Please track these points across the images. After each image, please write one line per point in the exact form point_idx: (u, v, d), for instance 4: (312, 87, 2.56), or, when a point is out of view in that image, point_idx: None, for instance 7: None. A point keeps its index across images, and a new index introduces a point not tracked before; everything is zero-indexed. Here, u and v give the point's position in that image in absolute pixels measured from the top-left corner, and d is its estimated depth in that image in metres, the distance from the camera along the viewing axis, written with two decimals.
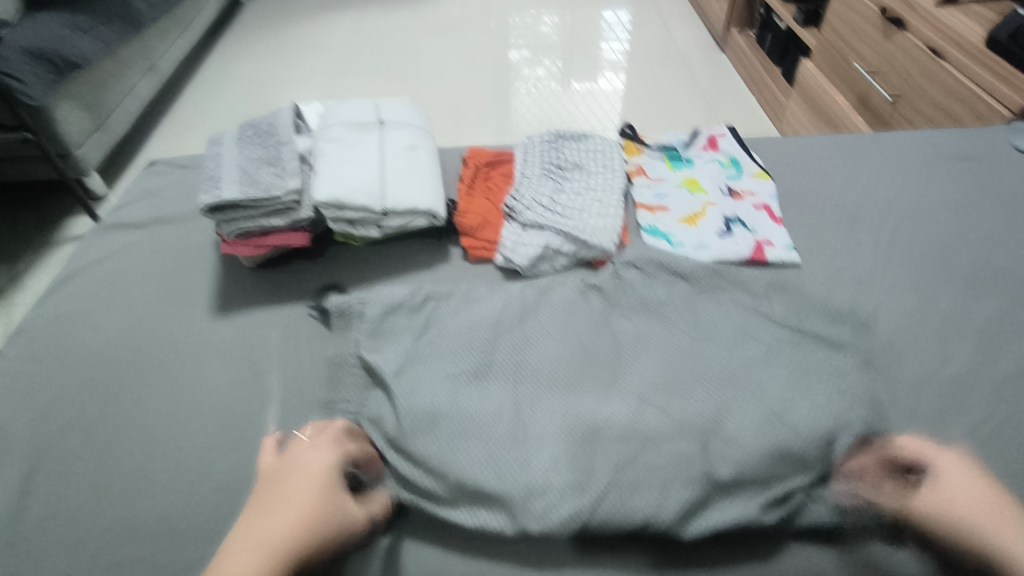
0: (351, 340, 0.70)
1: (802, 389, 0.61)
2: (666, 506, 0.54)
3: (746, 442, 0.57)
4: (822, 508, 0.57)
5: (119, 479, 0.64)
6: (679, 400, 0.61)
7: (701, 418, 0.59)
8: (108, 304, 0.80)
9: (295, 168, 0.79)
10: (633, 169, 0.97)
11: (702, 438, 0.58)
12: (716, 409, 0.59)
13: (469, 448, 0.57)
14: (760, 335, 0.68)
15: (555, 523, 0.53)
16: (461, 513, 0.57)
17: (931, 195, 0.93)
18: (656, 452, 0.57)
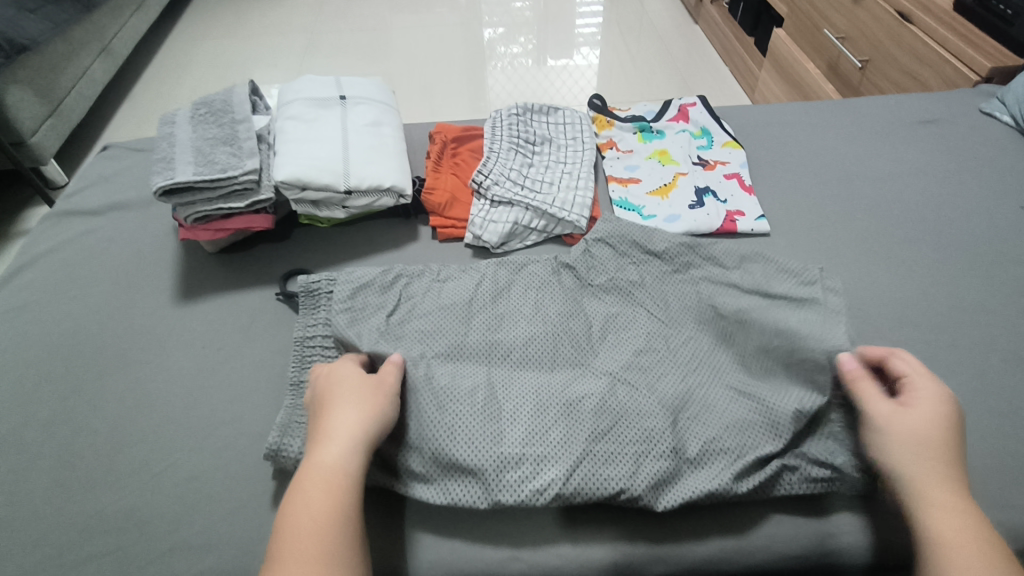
0: (316, 323, 0.68)
1: (770, 363, 0.62)
2: (639, 477, 0.53)
3: (715, 417, 0.58)
4: (795, 480, 0.56)
5: (82, 473, 0.62)
6: (650, 378, 0.61)
7: (671, 395, 0.59)
8: (63, 294, 0.77)
9: (252, 148, 0.77)
10: (603, 142, 0.96)
11: (673, 413, 0.58)
12: (685, 389, 0.60)
13: (444, 421, 0.56)
14: (730, 301, 0.67)
15: (528, 495, 0.53)
16: (430, 489, 0.55)
17: (900, 160, 0.94)
18: (630, 424, 0.56)
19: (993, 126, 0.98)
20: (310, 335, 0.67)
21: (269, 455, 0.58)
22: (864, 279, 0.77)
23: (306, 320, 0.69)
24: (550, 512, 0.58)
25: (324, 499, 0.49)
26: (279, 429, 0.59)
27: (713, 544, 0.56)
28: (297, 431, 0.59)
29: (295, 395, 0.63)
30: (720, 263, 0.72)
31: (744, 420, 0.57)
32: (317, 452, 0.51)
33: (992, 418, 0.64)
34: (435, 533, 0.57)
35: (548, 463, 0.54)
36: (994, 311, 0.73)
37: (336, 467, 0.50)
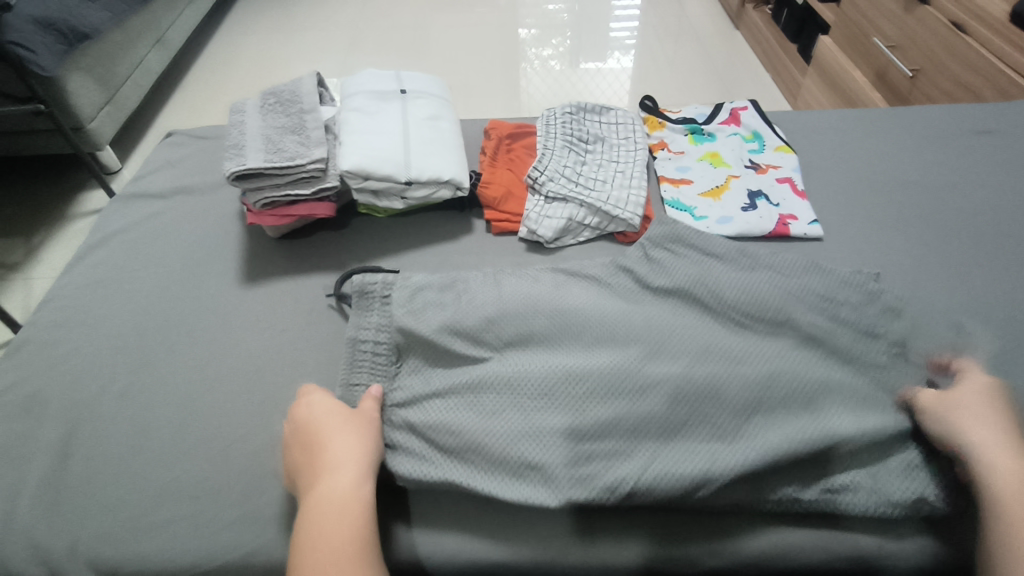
0: (373, 320, 0.69)
1: (843, 377, 0.62)
2: (715, 474, 0.55)
3: (781, 424, 0.57)
4: (862, 498, 0.57)
5: (153, 443, 0.64)
6: (723, 368, 0.60)
7: (743, 390, 0.59)
8: (134, 272, 0.81)
9: (319, 137, 0.79)
10: (655, 143, 0.97)
11: (744, 412, 0.58)
12: (759, 383, 0.59)
13: (509, 421, 0.59)
14: (803, 318, 0.65)
15: (601, 491, 0.55)
16: (498, 485, 0.57)
17: (955, 171, 0.93)
18: (694, 425, 0.58)
19: None
20: (363, 336, 0.68)
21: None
22: (918, 288, 0.77)
23: (359, 321, 0.70)
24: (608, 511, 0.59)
25: (341, 531, 0.52)
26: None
27: (764, 540, 0.58)
28: None
29: (345, 398, 0.65)
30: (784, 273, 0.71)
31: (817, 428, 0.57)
32: (320, 481, 0.55)
33: None
34: (486, 513, 0.60)
35: (622, 459, 0.56)
36: None
37: (350, 498, 0.54)
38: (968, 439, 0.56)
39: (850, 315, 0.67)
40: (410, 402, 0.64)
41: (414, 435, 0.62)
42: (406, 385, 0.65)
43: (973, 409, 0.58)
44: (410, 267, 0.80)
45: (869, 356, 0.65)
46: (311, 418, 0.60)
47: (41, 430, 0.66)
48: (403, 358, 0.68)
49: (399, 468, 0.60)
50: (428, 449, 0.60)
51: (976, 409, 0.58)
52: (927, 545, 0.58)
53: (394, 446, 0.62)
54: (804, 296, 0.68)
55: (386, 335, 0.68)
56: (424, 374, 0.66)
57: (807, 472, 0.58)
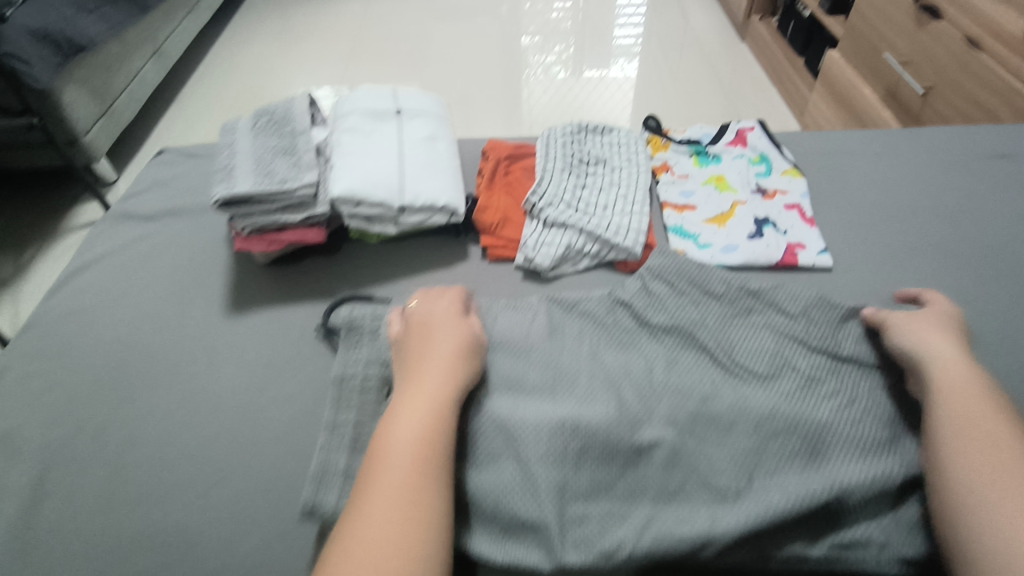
0: (361, 355, 0.65)
1: (850, 421, 0.59)
2: (716, 533, 0.52)
3: (783, 483, 0.55)
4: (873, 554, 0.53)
5: (132, 485, 0.62)
6: (716, 437, 0.59)
7: (742, 454, 0.58)
8: (118, 299, 0.78)
9: (311, 160, 0.76)
10: (658, 165, 0.94)
11: (743, 474, 0.57)
12: (755, 446, 0.58)
13: (509, 474, 0.56)
14: (801, 364, 0.64)
15: (599, 553, 0.52)
16: (488, 545, 0.54)
17: (971, 197, 0.89)
18: (690, 487, 0.56)
19: None
20: (350, 373, 0.64)
21: (314, 481, 0.56)
22: None
23: (346, 357, 0.66)
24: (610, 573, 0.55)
25: (425, 419, 0.53)
26: (315, 481, 0.56)
27: None
28: (332, 483, 0.56)
29: (328, 438, 0.60)
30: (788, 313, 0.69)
31: (822, 482, 0.54)
32: (415, 390, 0.55)
33: None
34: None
35: (619, 522, 0.54)
36: None
37: (441, 393, 0.55)
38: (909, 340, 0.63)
39: (855, 352, 0.65)
40: None
41: None
42: None
43: (927, 340, 0.62)
44: (403, 296, 0.77)
45: (874, 395, 0.62)
46: (423, 334, 0.61)
47: (13, 471, 0.63)
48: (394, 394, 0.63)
49: None
50: None
51: (927, 324, 0.64)
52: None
53: None
54: (808, 339, 0.67)
55: (375, 370, 0.64)
56: None
57: (817, 528, 0.55)
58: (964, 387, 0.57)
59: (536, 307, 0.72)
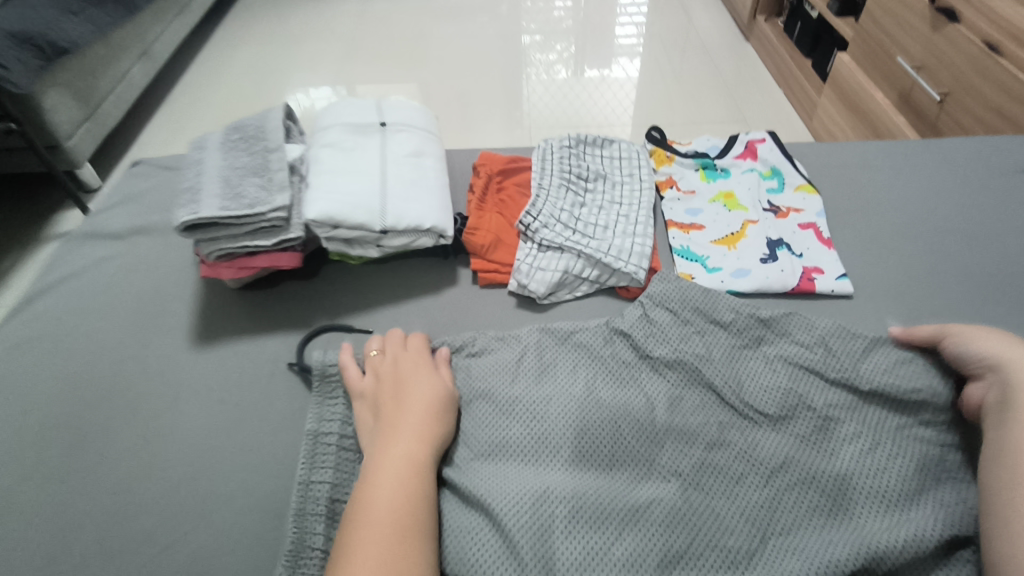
0: (337, 407, 0.60)
1: (871, 471, 0.54)
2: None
3: (801, 549, 0.50)
4: None
5: (79, 544, 0.55)
6: (723, 490, 0.54)
7: (753, 514, 0.52)
8: (77, 328, 0.72)
9: (283, 180, 0.70)
10: (662, 180, 0.87)
11: (756, 535, 0.51)
12: (768, 503, 0.53)
13: (489, 546, 0.49)
14: (818, 403, 0.59)
15: None
16: None
17: (998, 214, 0.83)
18: (698, 549, 0.50)
19: None
20: (325, 429, 0.58)
21: (289, 559, 0.51)
22: None
23: (321, 410, 0.60)
24: None
25: (401, 486, 0.49)
26: (291, 560, 0.51)
27: None
28: (310, 562, 0.51)
29: (301, 503, 0.54)
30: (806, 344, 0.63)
31: (844, 546, 0.48)
32: (390, 444, 0.52)
33: None
34: None
35: None
36: None
37: (417, 458, 0.51)
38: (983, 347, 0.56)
39: (877, 383, 0.59)
40: None
41: None
42: None
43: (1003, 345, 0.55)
44: (386, 327, 0.71)
45: (903, 436, 0.56)
46: (393, 386, 0.58)
47: None
48: None
49: None
50: None
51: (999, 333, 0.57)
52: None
53: None
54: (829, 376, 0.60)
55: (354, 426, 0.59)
56: None
57: None
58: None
59: (525, 338, 0.66)
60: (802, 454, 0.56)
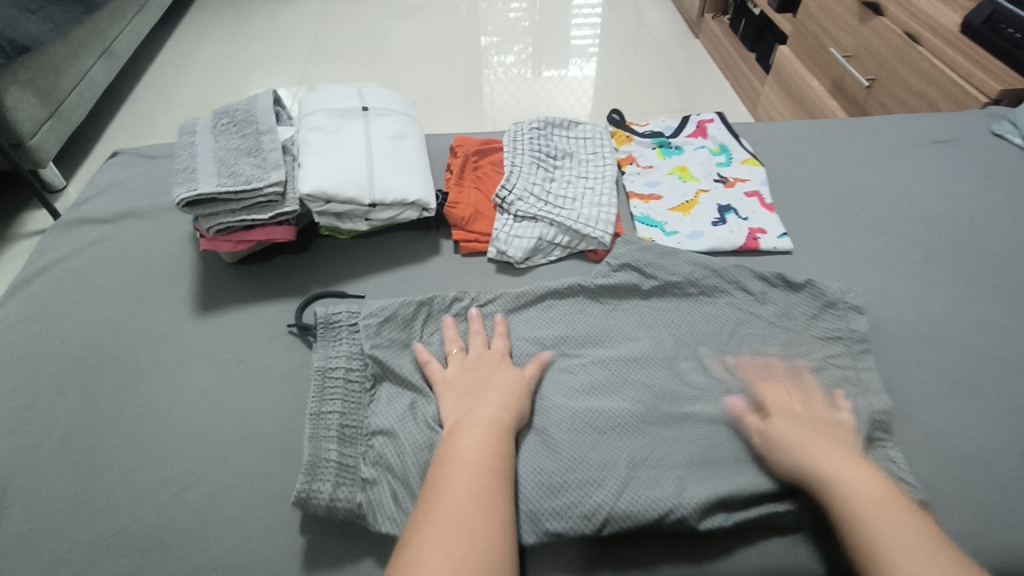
0: (341, 351, 0.64)
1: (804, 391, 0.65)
2: (685, 496, 0.56)
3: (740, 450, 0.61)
4: None
5: (102, 489, 0.60)
6: (682, 405, 0.64)
7: (703, 432, 0.62)
8: (77, 305, 0.76)
9: (277, 159, 0.75)
10: (623, 157, 0.96)
11: (709, 442, 0.61)
12: (718, 418, 0.63)
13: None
14: (756, 348, 0.69)
15: (579, 521, 0.55)
16: None
17: (917, 181, 0.94)
18: (659, 453, 0.60)
19: (1005, 149, 0.99)
20: (333, 365, 0.63)
21: (306, 472, 0.55)
22: (886, 300, 0.78)
23: (326, 352, 0.65)
24: (604, 545, 0.58)
25: (486, 444, 0.53)
26: (309, 472, 0.55)
27: (747, 561, 0.57)
28: (326, 474, 0.55)
29: (314, 428, 0.58)
30: (748, 306, 0.73)
31: None
32: (477, 407, 0.57)
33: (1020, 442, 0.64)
34: None
35: (598, 488, 0.57)
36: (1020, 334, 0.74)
37: (493, 417, 0.56)
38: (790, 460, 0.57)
39: (809, 329, 0.72)
40: (385, 432, 0.59)
41: (382, 469, 0.56)
42: (382, 412, 0.60)
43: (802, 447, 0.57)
44: (376, 293, 0.77)
45: (826, 365, 0.68)
46: (479, 372, 0.62)
47: None
48: (377, 387, 0.63)
49: (378, 523, 0.54)
50: (398, 486, 0.56)
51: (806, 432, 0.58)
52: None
53: (367, 484, 0.56)
54: (740, 328, 0.71)
55: (359, 363, 0.63)
56: (396, 400, 0.61)
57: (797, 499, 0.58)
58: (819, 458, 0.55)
59: (500, 300, 0.73)
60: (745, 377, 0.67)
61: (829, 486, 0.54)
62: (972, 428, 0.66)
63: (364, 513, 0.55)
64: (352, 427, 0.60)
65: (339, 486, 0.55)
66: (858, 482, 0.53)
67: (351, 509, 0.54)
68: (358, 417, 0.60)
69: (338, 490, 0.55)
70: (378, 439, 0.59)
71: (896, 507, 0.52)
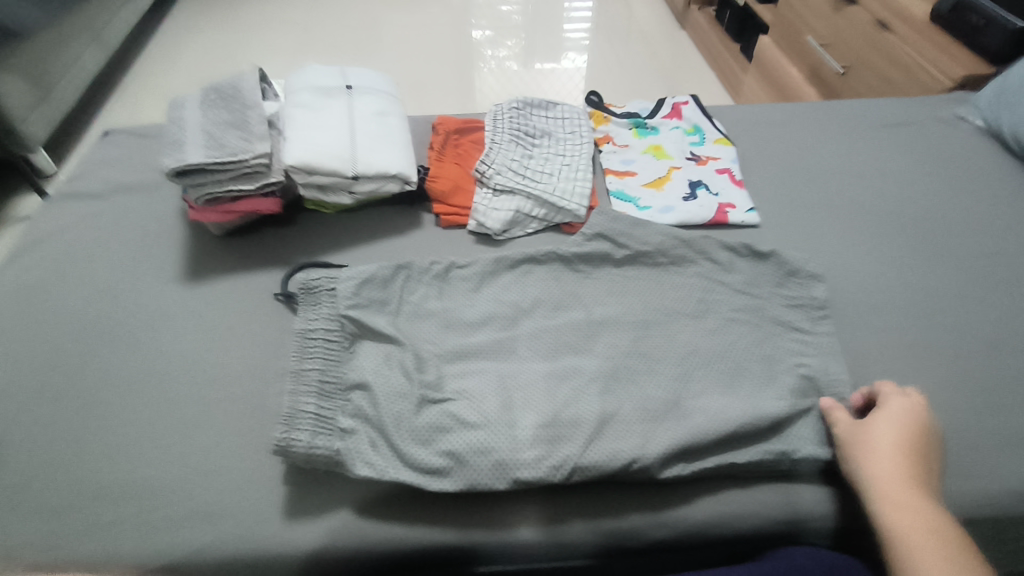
0: (320, 315, 0.68)
1: (766, 351, 0.69)
2: (648, 448, 0.59)
3: (702, 404, 0.64)
4: (809, 447, 0.62)
5: (97, 444, 0.63)
6: (647, 368, 0.67)
7: (665, 389, 0.65)
8: (71, 274, 0.78)
9: (263, 132, 0.79)
10: (600, 137, 0.99)
11: (674, 399, 0.64)
12: (680, 378, 0.66)
13: (459, 421, 0.60)
14: (721, 312, 0.73)
15: (548, 471, 0.58)
16: (475, 469, 0.58)
17: (884, 161, 0.98)
18: (625, 409, 0.63)
19: (968, 130, 1.03)
20: (312, 327, 0.67)
21: (284, 422, 0.59)
22: (848, 271, 0.81)
23: (306, 315, 0.68)
24: (576, 496, 0.61)
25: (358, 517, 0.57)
26: (286, 422, 0.59)
27: (707, 509, 0.61)
28: (304, 423, 0.59)
29: (294, 383, 0.62)
30: (715, 273, 0.77)
31: (738, 402, 0.64)
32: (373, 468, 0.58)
33: (967, 400, 0.68)
34: (460, 508, 0.60)
35: (565, 442, 0.60)
36: (970, 302, 0.78)
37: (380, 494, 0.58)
38: (860, 462, 0.58)
39: (774, 298, 0.75)
40: (362, 386, 0.63)
41: (361, 420, 0.61)
42: (359, 367, 0.64)
43: (873, 453, 0.57)
44: (359, 262, 0.80)
45: (782, 324, 0.73)
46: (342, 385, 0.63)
47: None
48: (356, 345, 0.67)
49: (357, 468, 0.58)
50: (374, 434, 0.60)
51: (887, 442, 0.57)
52: (841, 508, 0.62)
53: (345, 432, 0.60)
54: (705, 292, 0.75)
55: (338, 324, 0.67)
56: (372, 354, 0.65)
57: (756, 454, 0.61)
58: (888, 470, 0.55)
59: (477, 266, 0.76)
60: (708, 342, 0.70)
61: (880, 494, 0.55)
62: (923, 387, 0.69)
63: (342, 459, 0.59)
64: (334, 384, 0.63)
65: (316, 436, 0.59)
66: (911, 502, 0.53)
67: (329, 458, 0.58)
68: (339, 375, 0.64)
69: (315, 440, 0.58)
70: (356, 394, 0.62)
71: (937, 529, 0.51)
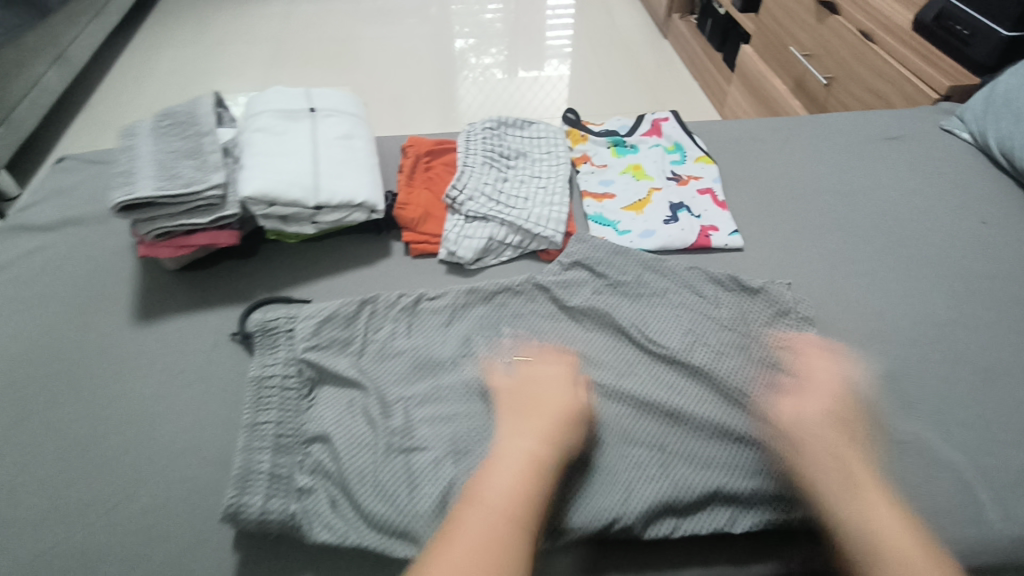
0: (276, 359, 0.64)
1: (760, 381, 0.65)
2: (630, 505, 0.56)
3: (691, 455, 0.60)
4: None
5: (35, 506, 0.58)
6: (633, 409, 0.63)
7: (653, 435, 0.61)
8: (14, 315, 0.73)
9: (217, 162, 0.75)
10: (577, 156, 0.96)
11: (660, 448, 0.60)
12: (668, 422, 0.62)
13: (423, 474, 0.55)
14: (710, 340, 0.68)
15: None
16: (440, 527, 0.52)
17: (870, 178, 0.95)
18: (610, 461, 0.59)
19: (955, 144, 1.00)
20: (269, 372, 0.63)
21: (237, 484, 0.55)
22: (836, 297, 0.78)
23: (263, 359, 0.64)
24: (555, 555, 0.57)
25: (507, 489, 0.48)
26: (238, 484, 0.54)
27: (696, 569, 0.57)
28: (258, 485, 0.55)
29: (249, 439, 0.58)
30: (699, 303, 0.73)
31: (730, 455, 0.60)
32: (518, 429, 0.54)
33: (963, 433, 0.65)
34: None
35: None
36: (964, 328, 0.75)
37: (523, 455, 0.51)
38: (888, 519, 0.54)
39: (762, 330, 0.71)
40: (321, 438, 0.59)
41: (320, 477, 0.57)
42: (318, 417, 0.60)
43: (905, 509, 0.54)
44: (324, 297, 0.76)
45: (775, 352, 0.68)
46: (524, 386, 0.58)
47: None
48: (315, 391, 0.63)
49: (315, 532, 0.54)
50: (333, 492, 0.56)
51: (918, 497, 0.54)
52: None
53: (302, 492, 0.56)
54: (693, 320, 0.71)
55: (296, 368, 0.64)
56: (333, 402, 0.62)
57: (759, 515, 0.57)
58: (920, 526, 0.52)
59: (447, 300, 0.72)
60: (699, 377, 0.66)
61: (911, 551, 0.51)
62: (917, 420, 0.66)
63: (298, 522, 0.54)
64: (289, 438, 0.59)
65: (270, 498, 0.54)
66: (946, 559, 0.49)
67: (283, 519, 0.54)
68: (296, 428, 0.60)
69: (269, 501, 0.54)
70: (316, 447, 0.59)
71: None
